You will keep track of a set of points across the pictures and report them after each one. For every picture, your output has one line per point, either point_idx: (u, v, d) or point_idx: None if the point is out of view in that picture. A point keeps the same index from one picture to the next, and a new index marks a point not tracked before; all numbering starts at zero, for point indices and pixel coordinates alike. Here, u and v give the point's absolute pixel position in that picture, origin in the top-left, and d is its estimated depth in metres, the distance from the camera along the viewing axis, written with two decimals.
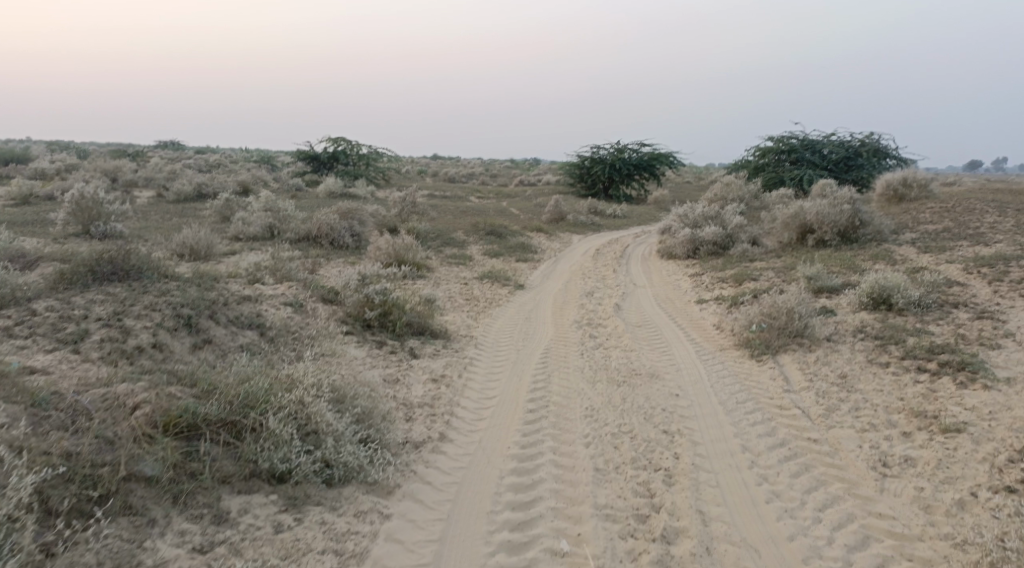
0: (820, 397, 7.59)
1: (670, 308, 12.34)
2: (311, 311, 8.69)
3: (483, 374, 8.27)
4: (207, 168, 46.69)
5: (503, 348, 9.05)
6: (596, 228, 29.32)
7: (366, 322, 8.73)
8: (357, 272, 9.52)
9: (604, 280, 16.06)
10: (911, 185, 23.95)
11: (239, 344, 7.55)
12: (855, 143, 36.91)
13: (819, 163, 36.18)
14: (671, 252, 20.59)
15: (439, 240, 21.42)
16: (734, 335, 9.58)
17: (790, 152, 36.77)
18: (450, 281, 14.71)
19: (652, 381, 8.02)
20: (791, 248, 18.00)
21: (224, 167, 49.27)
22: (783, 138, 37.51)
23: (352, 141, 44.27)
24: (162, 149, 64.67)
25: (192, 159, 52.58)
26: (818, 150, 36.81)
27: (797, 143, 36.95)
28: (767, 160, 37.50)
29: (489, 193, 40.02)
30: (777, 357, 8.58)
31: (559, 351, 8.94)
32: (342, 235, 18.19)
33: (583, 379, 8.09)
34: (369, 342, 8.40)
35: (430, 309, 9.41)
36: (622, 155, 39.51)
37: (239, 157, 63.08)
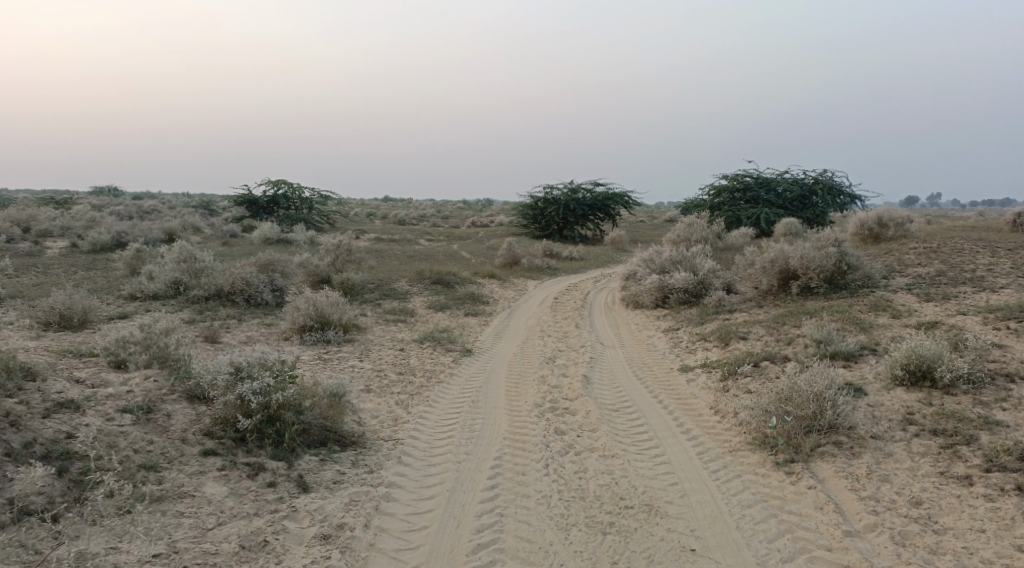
0: (900, 547, 5.70)
1: (648, 378, 10.23)
2: (155, 422, 6.57)
3: (409, 515, 6.16)
4: (138, 215, 43.74)
5: (439, 462, 6.85)
6: (553, 273, 27.20)
7: (239, 434, 6.61)
8: (235, 359, 6.91)
9: (567, 338, 13.93)
10: (887, 224, 22.02)
11: (14, 500, 5.45)
12: (808, 180, 35.48)
13: (777, 201, 34.53)
14: (637, 301, 18.54)
15: (377, 294, 19.11)
16: (745, 429, 7.26)
17: (747, 190, 35.13)
18: (382, 349, 12.47)
19: (644, 522, 5.98)
20: (773, 297, 15.96)
21: (159, 213, 46.39)
22: (738, 176, 35.93)
23: (293, 183, 41.83)
24: (97, 195, 61.59)
25: (127, 204, 49.63)
26: (773, 188, 35.20)
27: (752, 182, 35.32)
28: (722, 199, 35.95)
29: (439, 236, 37.81)
30: (815, 466, 6.55)
31: (517, 463, 6.78)
32: (258, 291, 16.01)
33: (546, 521, 6.04)
34: (238, 468, 6.32)
35: (339, 409, 7.23)
36: (577, 196, 37.69)
37: (179, 202, 60.00)
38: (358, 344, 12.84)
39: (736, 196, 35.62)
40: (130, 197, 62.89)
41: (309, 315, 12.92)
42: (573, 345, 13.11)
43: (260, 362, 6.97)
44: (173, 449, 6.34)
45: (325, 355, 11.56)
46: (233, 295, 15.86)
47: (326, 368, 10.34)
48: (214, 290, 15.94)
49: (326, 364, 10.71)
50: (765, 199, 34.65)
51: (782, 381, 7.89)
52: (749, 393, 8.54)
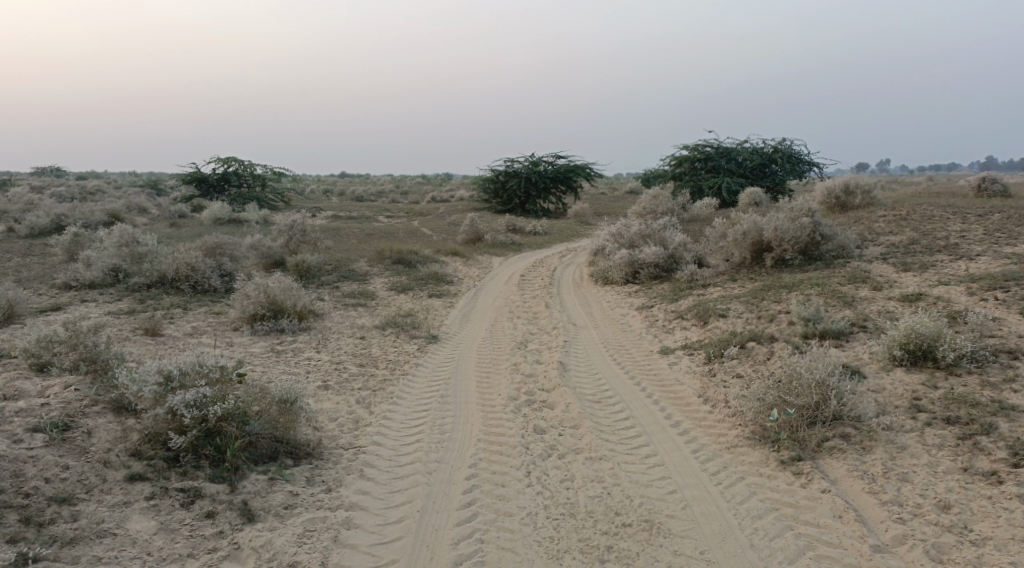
0: (937, 563, 5.35)
1: (626, 362, 9.64)
2: (72, 441, 6.02)
3: (376, 547, 5.66)
4: (83, 197, 42.03)
5: (404, 481, 6.33)
6: (516, 248, 26.49)
7: (172, 453, 6.08)
8: (162, 367, 6.24)
9: (538, 319, 13.33)
10: (854, 192, 21.56)
11: None
12: (769, 148, 35.07)
13: (738, 170, 34.08)
14: (606, 277, 17.97)
15: (335, 277, 18.27)
16: (741, 420, 6.92)
17: (709, 159, 34.64)
18: (340, 337, 11.71)
19: (645, 544, 5.62)
20: (746, 270, 15.44)
21: (105, 194, 44.66)
22: (699, 146, 35.41)
23: (245, 161, 40.44)
24: (41, 176, 59.38)
25: (74, 186, 47.80)
26: (733, 157, 34.71)
27: (712, 151, 34.80)
28: (683, 169, 35.48)
29: (398, 213, 36.85)
30: (826, 467, 6.20)
31: (495, 479, 6.31)
32: (205, 277, 15.09)
33: (533, 554, 5.56)
34: (170, 496, 5.77)
35: (290, 417, 6.57)
36: (537, 168, 36.94)
37: (129, 182, 58.07)
38: (314, 332, 12.08)
39: (697, 166, 35.14)
40: (77, 178, 60.78)
41: (259, 302, 12.09)
42: (544, 327, 12.49)
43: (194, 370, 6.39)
44: (93, 475, 5.78)
45: (277, 347, 10.76)
46: (178, 281, 14.96)
47: (278, 365, 9.58)
48: (157, 277, 14.98)
49: (279, 358, 9.94)
50: (726, 168, 34.19)
51: (777, 368, 7.35)
52: (737, 376, 8.02)
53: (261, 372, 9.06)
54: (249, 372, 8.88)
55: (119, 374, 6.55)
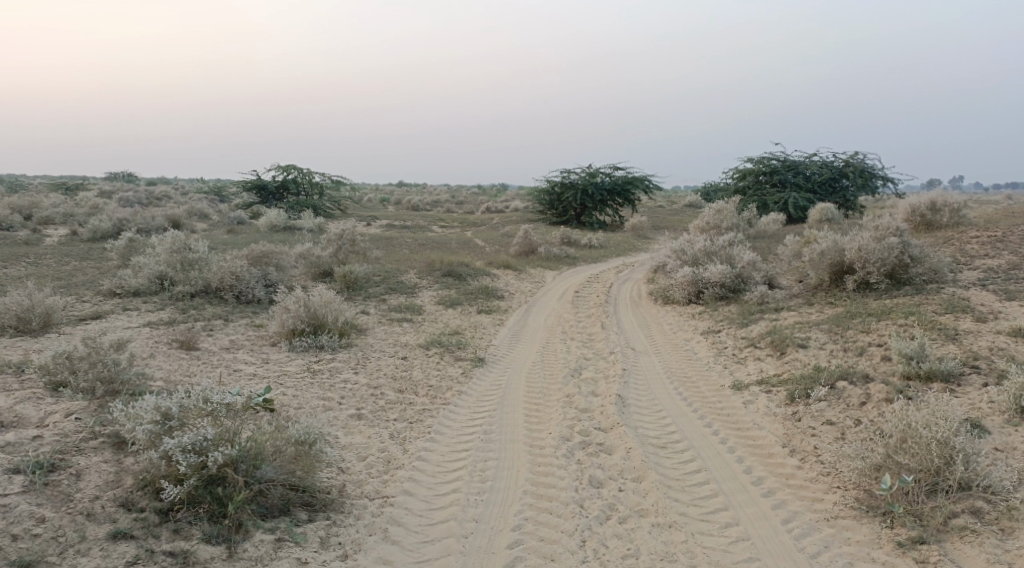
0: None
1: (693, 397, 8.60)
2: (55, 486, 5.57)
3: None
4: (145, 203, 42.26)
5: (434, 546, 5.68)
6: (572, 262, 25.51)
7: (164, 506, 5.54)
8: (159, 402, 5.81)
9: (593, 342, 12.34)
10: (939, 210, 20.13)
11: None
12: (839, 163, 33.51)
13: (806, 185, 32.58)
14: (667, 295, 16.88)
15: (383, 290, 17.53)
16: (846, 485, 6.08)
17: (774, 173, 33.21)
18: (384, 355, 10.90)
19: None
20: (824, 294, 14.24)
21: (168, 200, 45.00)
22: (765, 159, 34.01)
23: (304, 168, 40.27)
24: (110, 180, 60.56)
25: (139, 191, 48.32)
26: (800, 171, 33.25)
27: (778, 165, 33.37)
28: (746, 183, 34.08)
29: (453, 222, 36.17)
30: (955, 554, 5.28)
31: (533, 547, 5.61)
32: (249, 287, 14.45)
33: None
34: (158, 560, 5.20)
35: (309, 465, 5.97)
36: (596, 180, 35.93)
37: (192, 189, 58.76)
38: (357, 349, 11.30)
39: (761, 180, 33.73)
40: (143, 184, 61.65)
41: (300, 316, 11.34)
42: (601, 352, 11.49)
43: (196, 406, 5.89)
44: (70, 529, 5.27)
45: (315, 366, 9.97)
46: (222, 291, 14.35)
47: (313, 386, 8.76)
48: (201, 286, 14.37)
49: (314, 379, 9.15)
50: (793, 183, 32.73)
51: (882, 423, 6.46)
52: (828, 423, 7.02)
53: (289, 394, 8.24)
54: (280, 395, 8.09)
55: (115, 407, 6.15)
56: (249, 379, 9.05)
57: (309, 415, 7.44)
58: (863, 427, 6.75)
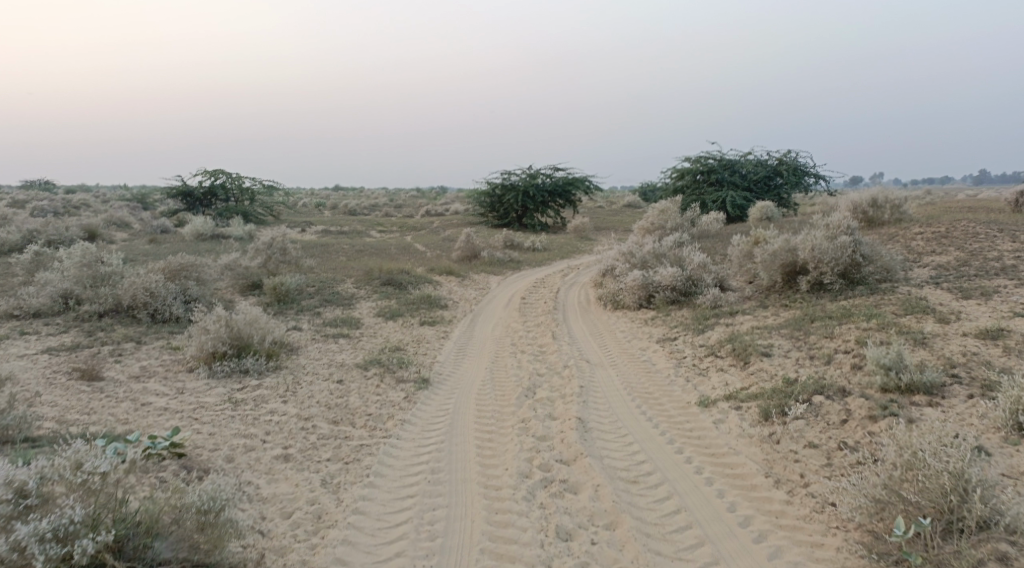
0: None
1: (659, 417, 7.88)
2: None
3: None
4: (65, 213, 40.11)
5: None
6: (515, 265, 24.74)
7: None
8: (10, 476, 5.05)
9: (544, 356, 11.56)
10: (882, 206, 19.93)
11: None
12: (773, 160, 33.52)
13: (742, 183, 32.39)
14: (616, 300, 16.23)
15: (316, 303, 16.53)
16: (852, 526, 5.64)
17: (711, 172, 32.95)
18: (315, 378, 9.98)
19: None
20: (778, 295, 13.70)
21: (90, 209, 42.83)
22: (702, 157, 33.70)
23: (233, 174, 38.68)
24: (28, 190, 57.60)
25: (58, 200, 45.89)
26: (737, 170, 33.12)
27: (715, 163, 33.13)
28: (685, 182, 33.77)
29: (391, 227, 35.13)
30: None
31: None
32: (166, 305, 13.33)
33: None
34: None
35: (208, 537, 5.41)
36: (535, 181, 35.27)
37: (117, 197, 56.26)
38: (285, 372, 10.35)
39: (698, 178, 33.46)
40: (64, 193, 58.98)
41: (219, 337, 10.34)
42: (554, 367, 10.72)
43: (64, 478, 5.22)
44: None
45: (238, 395, 9.00)
46: (136, 310, 13.21)
47: (235, 422, 7.81)
48: (113, 304, 13.26)
49: (236, 411, 8.20)
50: (730, 181, 32.51)
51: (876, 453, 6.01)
52: (811, 445, 6.42)
53: (205, 434, 7.28)
54: (196, 434, 7.18)
55: None
56: (160, 415, 8.06)
57: (232, 465, 6.54)
58: (855, 451, 6.17)
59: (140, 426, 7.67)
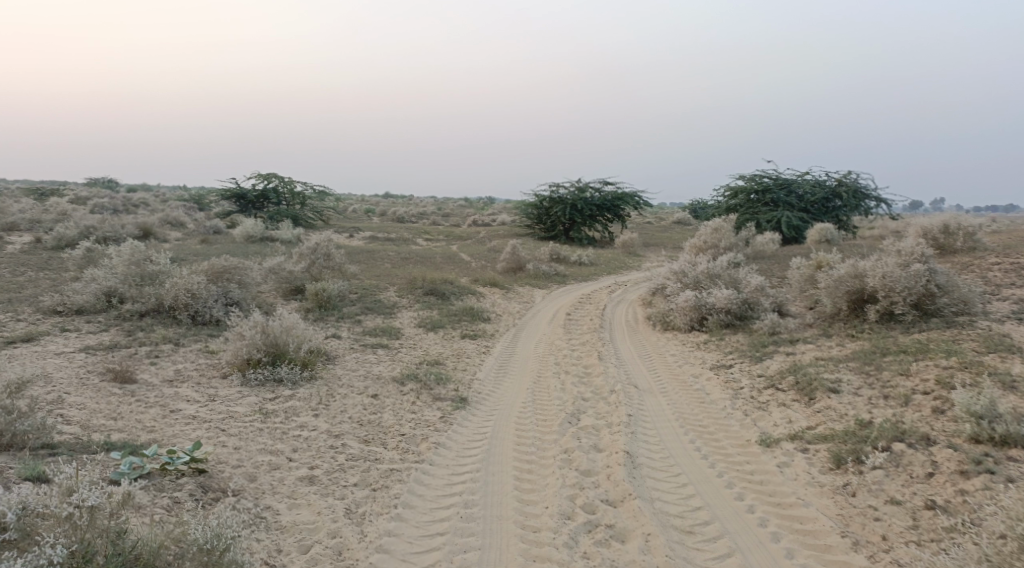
0: None
1: (715, 455, 7.26)
2: None
3: None
4: (121, 210, 40.60)
5: None
6: (562, 280, 24.14)
7: None
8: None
9: (590, 378, 10.97)
10: (953, 234, 18.91)
11: None
12: (831, 182, 32.46)
13: (798, 204, 31.40)
14: (666, 321, 15.56)
15: (358, 311, 16.13)
16: None
17: (766, 192, 32.00)
18: (351, 391, 9.52)
19: None
20: (842, 324, 12.94)
21: (146, 208, 43.34)
22: (757, 177, 32.77)
23: (285, 177, 38.75)
24: (89, 187, 58.78)
25: (116, 198, 46.56)
26: (793, 190, 32.12)
27: (771, 183, 32.16)
28: (738, 202, 32.83)
29: (438, 236, 34.77)
30: None
31: None
32: (207, 306, 13.02)
33: None
34: None
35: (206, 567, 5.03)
36: (585, 195, 34.67)
37: (173, 196, 57.04)
38: (321, 382, 9.91)
39: (752, 198, 32.53)
40: (121, 190, 59.87)
41: (254, 344, 9.95)
42: (599, 390, 10.12)
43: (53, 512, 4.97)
44: None
45: (269, 406, 8.58)
46: (175, 311, 12.90)
47: (263, 436, 7.38)
48: (154, 303, 12.97)
49: (265, 424, 7.76)
50: (785, 202, 31.53)
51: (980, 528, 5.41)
52: (892, 502, 5.92)
53: (230, 448, 6.82)
54: (221, 448, 6.75)
55: None
56: (187, 424, 7.64)
57: (255, 485, 6.06)
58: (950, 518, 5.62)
59: (165, 436, 7.26)
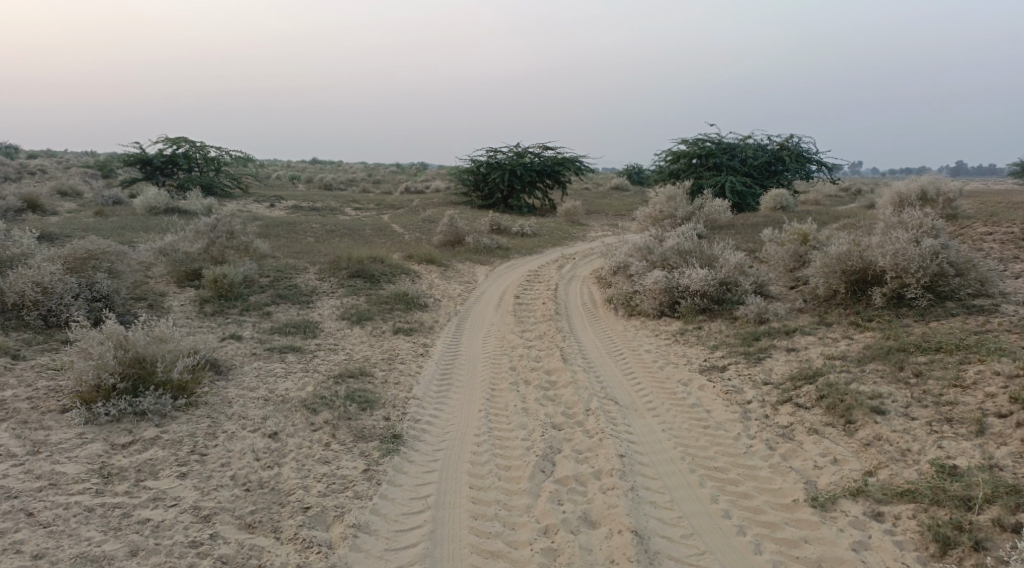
0: None
1: (756, 528, 5.63)
2: None
3: None
4: (17, 179, 36.77)
5: None
6: (505, 254, 21.82)
7: None
8: None
9: (556, 390, 8.72)
10: (933, 199, 16.97)
11: None
12: (774, 145, 30.44)
13: (741, 168, 29.20)
14: (632, 307, 13.47)
15: (267, 300, 13.59)
16: None
17: (708, 155, 29.41)
18: (240, 425, 7.14)
19: None
20: (842, 309, 10.87)
21: (46, 176, 39.44)
22: (698, 141, 30.14)
23: (197, 141, 35.30)
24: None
25: (13, 165, 42.34)
26: (735, 154, 29.86)
27: (712, 146, 29.57)
28: (678, 166, 30.06)
29: (368, 205, 32.02)
30: None
31: None
32: (64, 305, 10.44)
33: None
34: None
35: None
36: (523, 160, 32.28)
37: (84, 163, 52.86)
38: (199, 413, 7.53)
39: (693, 163, 29.94)
40: (30, 158, 55.27)
41: (105, 365, 7.41)
42: (571, 409, 7.91)
43: None
44: None
45: (113, 463, 6.23)
46: (23, 312, 10.31)
47: (88, 528, 5.45)
48: None
49: (94, 503, 5.68)
50: (728, 166, 29.16)
51: None
52: None
53: (26, 560, 5.22)
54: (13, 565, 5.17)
55: None
56: None
57: None
58: None
59: None
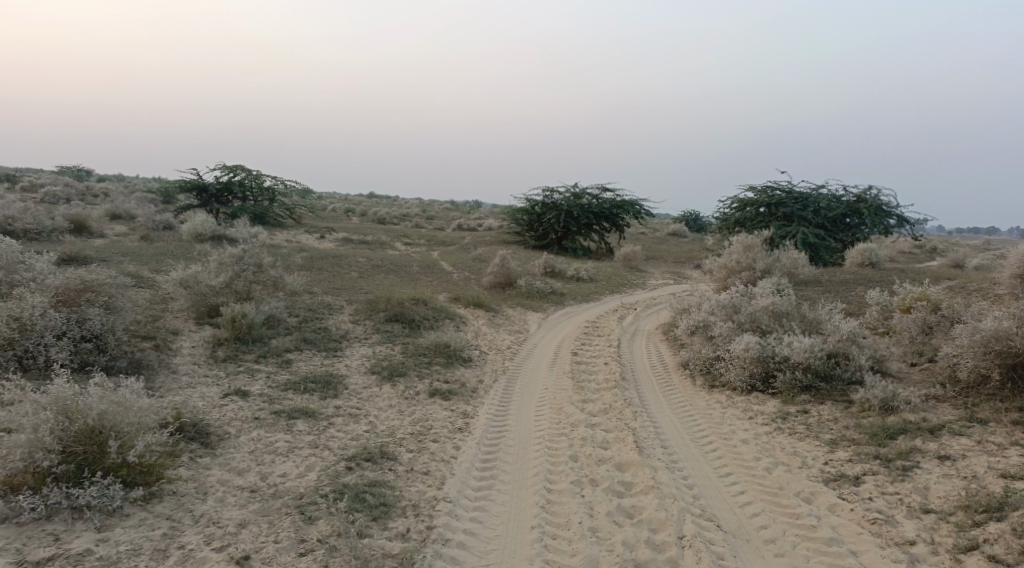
0: None
1: None
2: None
3: None
4: (75, 199, 36.12)
5: None
6: (560, 301, 19.73)
7: None
8: None
9: (634, 498, 6.62)
10: None
11: None
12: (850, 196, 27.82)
13: (813, 219, 26.72)
14: (717, 376, 11.24)
15: (290, 345, 11.72)
16: None
17: (777, 205, 26.96)
18: (206, 537, 5.62)
19: None
20: (997, 403, 8.53)
21: (105, 199, 38.82)
22: (766, 189, 27.85)
23: (251, 168, 34.11)
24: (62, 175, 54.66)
25: (75, 185, 41.89)
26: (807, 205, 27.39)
27: (781, 195, 27.21)
28: (744, 215, 27.76)
29: (419, 240, 30.33)
30: None
31: None
32: (42, 347, 8.72)
33: None
34: None
35: None
36: (582, 201, 30.33)
37: (144, 187, 52.69)
38: (159, 512, 5.80)
39: (761, 212, 27.56)
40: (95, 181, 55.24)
41: (42, 440, 5.64)
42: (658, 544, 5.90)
43: None
44: None
45: None
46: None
47: None
48: None
49: None
50: (799, 217, 26.68)
51: None
52: None
53: None
54: None
55: None
56: None
57: None
58: None
59: None
